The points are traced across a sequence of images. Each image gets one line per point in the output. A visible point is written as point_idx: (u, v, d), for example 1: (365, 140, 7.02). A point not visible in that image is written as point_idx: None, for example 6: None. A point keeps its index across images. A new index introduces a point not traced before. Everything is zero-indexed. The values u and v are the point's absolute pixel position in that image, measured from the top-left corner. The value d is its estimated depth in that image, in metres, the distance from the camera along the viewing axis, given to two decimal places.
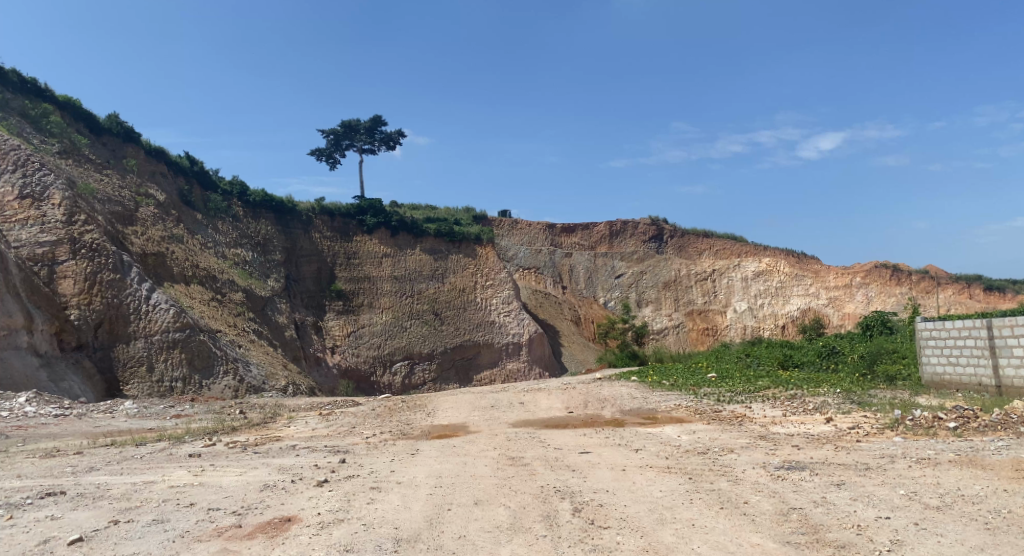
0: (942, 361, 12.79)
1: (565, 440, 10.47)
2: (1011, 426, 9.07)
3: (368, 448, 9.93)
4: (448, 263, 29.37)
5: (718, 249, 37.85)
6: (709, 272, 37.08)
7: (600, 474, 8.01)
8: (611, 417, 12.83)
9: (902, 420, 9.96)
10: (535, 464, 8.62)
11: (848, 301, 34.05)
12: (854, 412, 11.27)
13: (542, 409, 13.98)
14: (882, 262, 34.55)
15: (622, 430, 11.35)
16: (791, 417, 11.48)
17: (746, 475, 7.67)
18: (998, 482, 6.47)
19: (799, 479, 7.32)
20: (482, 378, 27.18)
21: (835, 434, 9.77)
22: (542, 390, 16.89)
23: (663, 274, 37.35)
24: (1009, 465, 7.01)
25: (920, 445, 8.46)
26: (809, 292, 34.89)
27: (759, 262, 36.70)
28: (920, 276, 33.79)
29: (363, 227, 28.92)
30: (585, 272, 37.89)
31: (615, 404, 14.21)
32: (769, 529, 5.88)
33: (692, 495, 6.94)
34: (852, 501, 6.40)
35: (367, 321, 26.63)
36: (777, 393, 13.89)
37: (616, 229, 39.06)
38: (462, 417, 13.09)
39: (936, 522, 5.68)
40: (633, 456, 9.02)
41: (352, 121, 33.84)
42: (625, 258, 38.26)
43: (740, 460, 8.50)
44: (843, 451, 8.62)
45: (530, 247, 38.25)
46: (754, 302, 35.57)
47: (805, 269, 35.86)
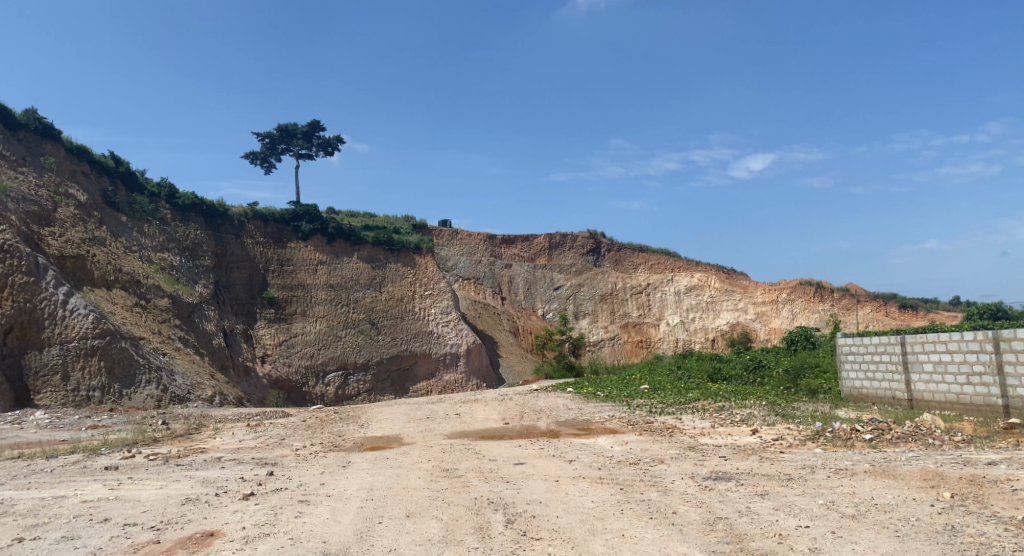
0: (861, 376, 13.44)
1: (499, 451, 10.47)
2: (921, 438, 9.56)
3: (298, 460, 9.70)
4: (386, 272, 29.08)
5: (653, 263, 38.86)
6: (644, 286, 37.88)
7: (534, 485, 8.03)
8: (546, 429, 12.91)
9: (823, 432, 10.38)
10: (469, 475, 8.59)
11: (775, 316, 35.26)
12: (779, 424, 11.67)
13: (477, 421, 13.95)
14: (807, 279, 35.92)
15: (557, 442, 11.43)
16: (719, 428, 11.81)
17: (675, 485, 7.83)
18: (908, 491, 6.80)
19: (724, 489, 7.53)
20: (418, 389, 26.96)
21: (760, 445, 10.10)
22: (478, 401, 16.85)
23: (600, 287, 37.92)
24: (919, 475, 7.38)
25: (839, 456, 8.82)
26: (738, 307, 36.02)
27: (691, 276, 37.74)
28: (841, 294, 35.29)
29: (297, 234, 28.31)
30: (524, 284, 38.16)
31: (551, 415, 14.30)
32: (696, 538, 6.02)
33: (623, 506, 7.03)
34: (775, 511, 6.61)
35: (300, 330, 26.05)
36: (707, 405, 14.25)
37: (555, 242, 39.46)
38: (397, 429, 12.95)
39: (851, 530, 5.93)
40: (566, 467, 9.09)
41: (289, 125, 33.18)
42: (563, 270, 38.72)
43: (670, 471, 8.67)
44: (767, 462, 8.91)
45: (470, 257, 38.23)
46: (686, 316, 36.47)
47: (734, 285, 37.02)
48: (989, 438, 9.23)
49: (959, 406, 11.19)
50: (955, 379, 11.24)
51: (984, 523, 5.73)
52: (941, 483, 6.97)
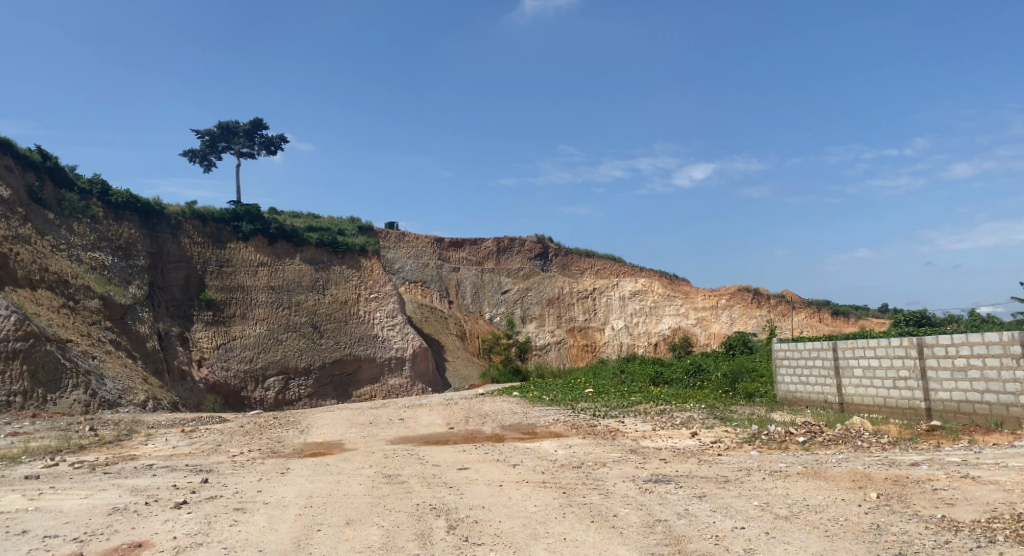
0: (796, 381, 13.91)
1: (443, 456, 10.41)
2: (850, 440, 9.93)
3: (235, 467, 9.44)
4: (330, 274, 28.63)
5: (599, 268, 39.24)
6: (590, 291, 38.30)
7: (476, 490, 8.02)
8: (491, 433, 12.91)
9: (759, 435, 10.68)
10: (412, 481, 8.51)
11: (714, 321, 36.11)
12: (717, 427, 11.96)
13: (422, 425, 13.85)
14: (745, 286, 36.92)
15: (501, 445, 11.45)
16: (660, 431, 12.02)
17: (617, 488, 7.93)
18: (838, 492, 7.05)
19: (664, 492, 7.66)
20: (362, 393, 26.57)
21: (699, 448, 10.33)
22: (423, 406, 16.72)
23: (547, 291, 38.18)
24: (848, 476, 7.66)
25: (773, 458, 9.09)
26: (679, 312, 36.78)
27: (636, 282, 38.32)
28: (777, 300, 36.36)
29: (237, 234, 27.59)
30: (471, 287, 38.09)
31: (495, 420, 14.30)
32: (635, 541, 6.10)
33: (565, 510, 7.07)
34: (712, 512, 6.77)
35: (239, 333, 25.41)
36: (648, 408, 14.47)
37: (503, 246, 39.49)
38: (339, 434, 12.73)
39: (784, 530, 6.10)
40: (510, 471, 9.10)
41: (230, 123, 32.36)
42: (511, 274, 38.82)
43: (612, 473, 8.78)
44: (705, 464, 9.12)
45: (417, 260, 37.97)
46: (630, 321, 37.02)
47: (676, 290, 37.75)
48: (912, 440, 9.66)
49: (887, 409, 11.66)
50: (883, 383, 11.71)
51: (906, 522, 5.97)
52: (868, 483, 7.26)
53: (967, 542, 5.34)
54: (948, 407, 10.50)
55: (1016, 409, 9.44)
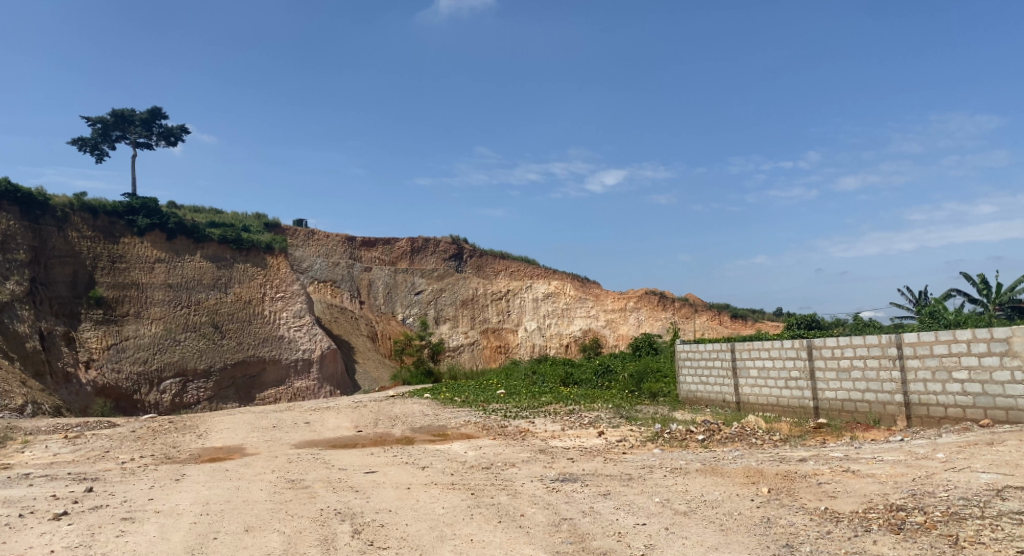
0: (697, 382, 14.52)
1: (349, 460, 10.20)
2: (746, 437, 10.42)
3: (124, 474, 8.92)
4: (233, 272, 27.54)
5: (514, 270, 39.53)
6: (504, 292, 38.52)
7: (384, 493, 7.90)
8: (401, 435, 12.76)
9: (661, 433, 11.05)
10: (317, 486, 8.29)
11: (623, 323, 37.05)
12: (623, 426, 12.28)
13: (329, 429, 13.53)
14: (652, 289, 38.10)
15: (410, 448, 11.32)
16: (569, 430, 12.24)
17: (525, 488, 8.01)
18: (732, 488, 7.37)
19: (571, 491, 7.79)
20: (266, 396, 25.64)
21: (605, 446, 10.58)
22: (330, 409, 16.32)
23: (461, 292, 38.12)
24: (742, 472, 8.04)
25: (674, 456, 9.42)
26: (590, 314, 37.51)
27: (549, 284, 38.85)
28: (682, 303, 37.70)
29: (132, 229, 26.15)
30: (384, 288, 37.56)
31: (405, 422, 14.14)
32: (542, 540, 6.17)
33: (473, 511, 7.07)
34: (615, 510, 6.93)
35: (133, 333, 24.05)
36: (558, 409, 14.67)
37: (417, 246, 39.24)
38: (240, 439, 12.23)
39: (683, 526, 6.33)
40: (418, 473, 9.01)
41: (125, 111, 30.55)
42: (424, 275, 38.53)
43: (520, 474, 8.85)
44: (610, 462, 9.34)
45: (327, 259, 37.14)
46: (542, 322, 37.45)
47: (587, 293, 38.54)
48: (801, 437, 10.24)
49: (779, 408, 12.33)
50: (776, 383, 12.37)
51: (793, 514, 6.32)
52: (761, 478, 7.63)
53: (846, 532, 5.69)
54: (834, 405, 11.19)
55: (892, 406, 10.14)
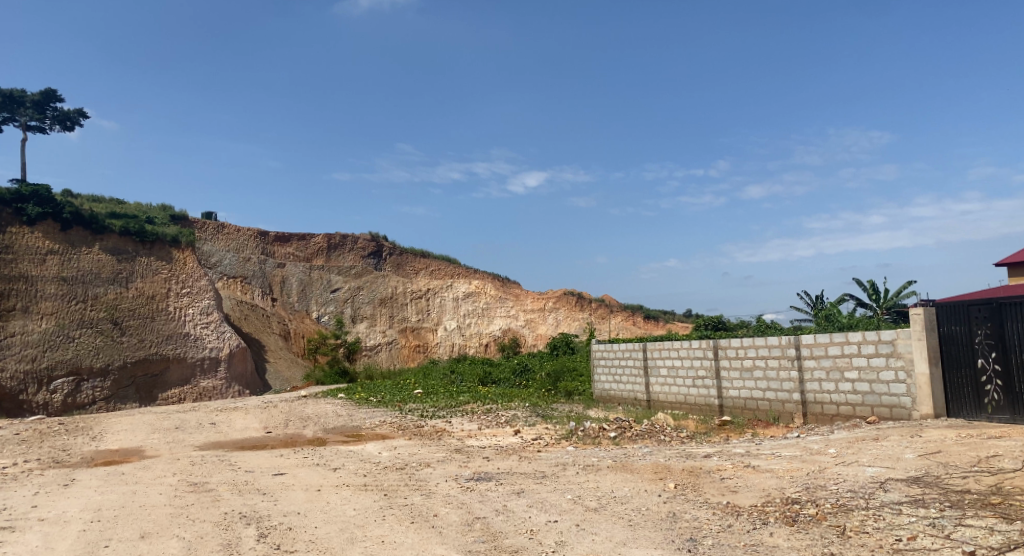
0: (611, 381, 14.91)
1: (258, 461, 9.88)
2: (655, 434, 10.73)
3: (7, 480, 8.31)
4: (135, 266, 26.14)
5: (434, 269, 39.35)
6: (424, 291, 38.22)
7: (293, 496, 7.68)
8: (312, 436, 12.44)
9: (576, 431, 11.23)
10: (221, 489, 7.98)
11: (542, 323, 37.39)
12: (538, 425, 12.40)
13: (236, 430, 13.05)
14: (571, 290, 38.66)
15: (323, 449, 11.06)
16: (485, 429, 12.26)
17: (439, 488, 7.96)
18: (642, 484, 7.57)
19: (485, 490, 7.80)
20: (169, 396, 24.48)
21: (521, 445, 10.65)
22: (239, 409, 15.73)
23: (379, 291, 37.54)
24: (650, 468, 8.27)
25: (587, 453, 9.59)
26: (510, 314, 37.68)
27: (469, 283, 38.80)
28: (599, 304, 38.43)
29: (21, 218, 24.51)
30: (298, 285, 36.58)
31: (318, 423, 13.80)
32: (454, 539, 6.16)
33: (385, 512, 6.99)
34: (528, 508, 6.98)
35: (19, 329, 22.55)
36: (475, 408, 14.68)
37: (334, 243, 38.57)
38: (139, 441, 11.62)
39: (593, 522, 6.45)
40: (329, 475, 8.79)
41: (15, 92, 28.49)
42: (341, 272, 37.76)
43: (435, 474, 8.78)
44: (525, 460, 9.42)
45: (238, 254, 35.87)
46: (462, 322, 37.35)
47: (507, 293, 38.76)
48: (706, 434, 10.64)
49: (687, 406, 12.77)
50: (684, 382, 12.81)
51: (697, 509, 6.55)
52: (668, 474, 7.88)
53: (745, 525, 5.94)
54: (737, 403, 11.69)
55: (790, 405, 10.68)
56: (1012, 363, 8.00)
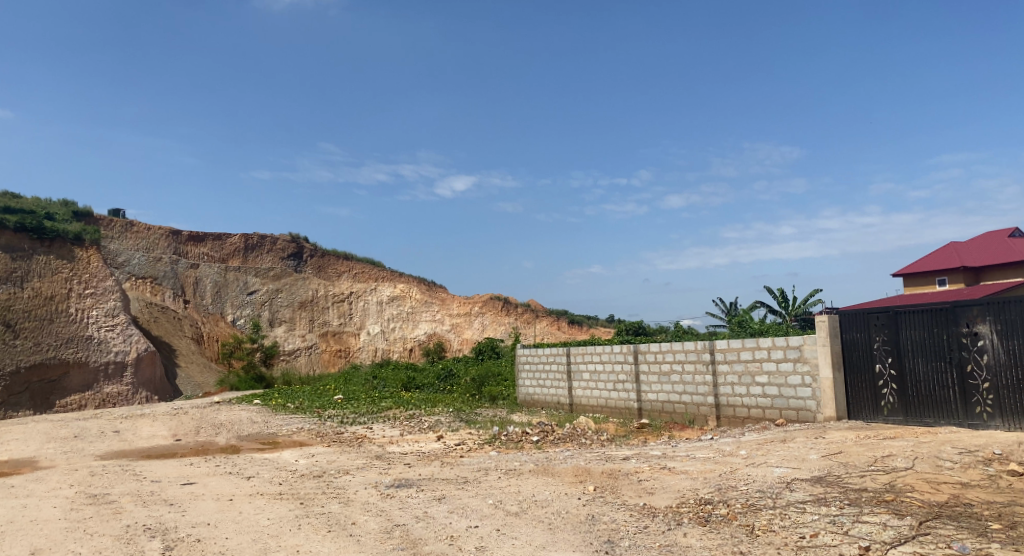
0: (535, 385, 15.06)
1: (165, 471, 9.41)
2: (576, 438, 10.87)
3: None
4: (31, 265, 24.67)
5: (357, 272, 38.74)
6: (346, 294, 37.49)
7: (203, 506, 7.36)
8: (225, 444, 11.98)
9: (498, 436, 11.25)
10: (124, 500, 7.56)
11: (467, 327, 37.25)
12: (461, 430, 12.36)
13: (142, 438, 12.40)
14: (497, 295, 38.74)
15: (236, 457, 10.66)
16: (407, 435, 12.12)
17: (358, 495, 7.80)
18: (562, 487, 7.64)
19: (405, 496, 7.70)
20: (68, 403, 22.86)
21: (443, 450, 10.59)
22: (145, 416, 14.97)
23: (299, 294, 36.59)
24: (571, 471, 8.36)
25: (509, 458, 9.62)
26: (435, 318, 37.40)
27: (394, 287, 38.29)
28: (524, 309, 38.68)
29: None
30: (212, 286, 35.19)
31: (231, 430, 13.30)
32: (372, 548, 6.04)
33: (301, 521, 6.79)
34: (449, 513, 6.93)
35: None
36: (397, 414, 14.50)
37: (252, 243, 37.21)
38: (32, 451, 10.89)
39: (513, 526, 6.46)
40: (242, 484, 8.47)
41: None
42: (259, 274, 36.57)
43: (354, 481, 8.61)
44: (447, 466, 9.36)
45: (147, 254, 34.28)
46: (386, 326, 36.80)
47: (433, 297, 38.51)
48: (625, 437, 10.87)
49: (607, 409, 13.02)
50: (606, 385, 13.05)
51: (615, 511, 6.66)
52: (588, 477, 7.98)
53: (661, 526, 6.08)
54: (655, 406, 11.99)
55: (705, 408, 11.03)
56: (906, 368, 8.49)
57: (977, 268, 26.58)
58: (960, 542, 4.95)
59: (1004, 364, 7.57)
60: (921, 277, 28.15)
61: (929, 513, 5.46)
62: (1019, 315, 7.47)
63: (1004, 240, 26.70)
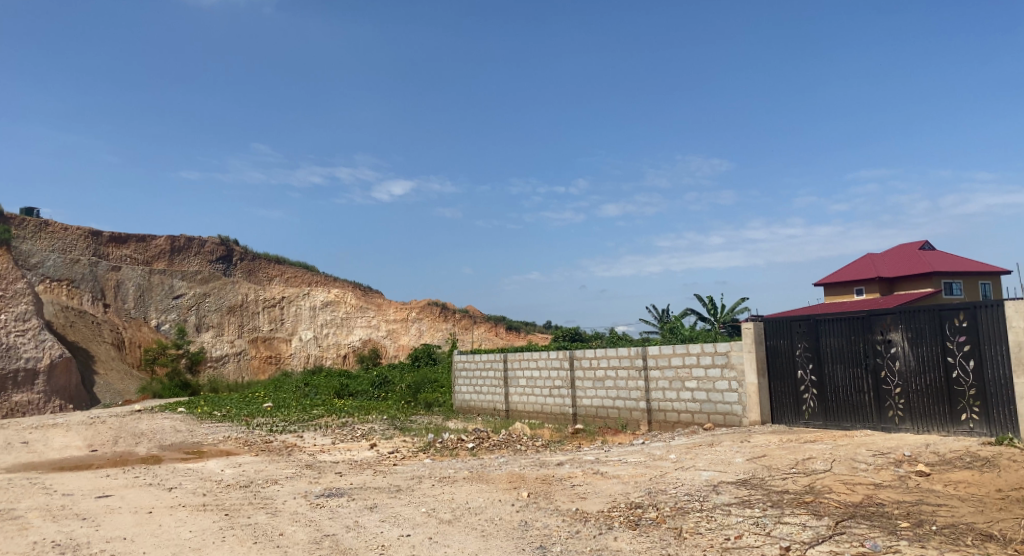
0: (471, 391, 15.03)
1: (79, 483, 8.94)
2: (511, 444, 10.89)
3: None
4: None
5: (288, 277, 38.16)
6: (278, 299, 36.53)
7: (119, 519, 7.02)
8: (146, 454, 11.48)
9: (433, 443, 11.17)
10: (32, 516, 7.13)
11: (404, 333, 36.79)
12: (396, 437, 12.20)
13: (54, 449, 11.75)
14: (434, 300, 38.49)
15: (158, 467, 10.23)
16: (340, 444, 11.89)
17: (286, 506, 7.59)
18: (495, 494, 7.63)
19: (335, 505, 7.54)
20: None
21: (376, 459, 10.43)
22: (57, 426, 14.22)
23: (228, 298, 35.43)
24: (505, 477, 8.36)
25: (443, 465, 9.54)
26: (370, 324, 36.81)
27: (328, 292, 37.53)
28: (461, 315, 38.53)
29: None
30: (135, 290, 33.77)
31: (153, 439, 12.77)
32: None
33: (225, 533, 6.56)
34: (380, 523, 6.82)
35: None
36: (329, 421, 14.21)
37: (179, 246, 36.23)
38: None
39: (446, 534, 6.41)
40: (163, 495, 8.13)
41: None
42: (186, 277, 35.25)
43: (283, 491, 8.38)
44: (380, 474, 9.21)
45: (64, 255, 32.86)
46: (319, 332, 35.99)
47: (369, 303, 37.92)
48: (560, 442, 10.96)
49: (543, 415, 13.11)
50: (542, 391, 13.13)
51: (548, 516, 6.69)
52: (521, 483, 8.00)
53: (592, 531, 6.14)
54: (589, 412, 12.13)
55: (637, 413, 11.23)
56: (825, 374, 8.86)
57: (892, 278, 27.98)
58: (872, 540, 5.17)
59: (913, 370, 7.97)
60: (842, 286, 29.45)
61: (845, 513, 5.70)
62: (927, 323, 7.86)
63: (916, 252, 28.24)
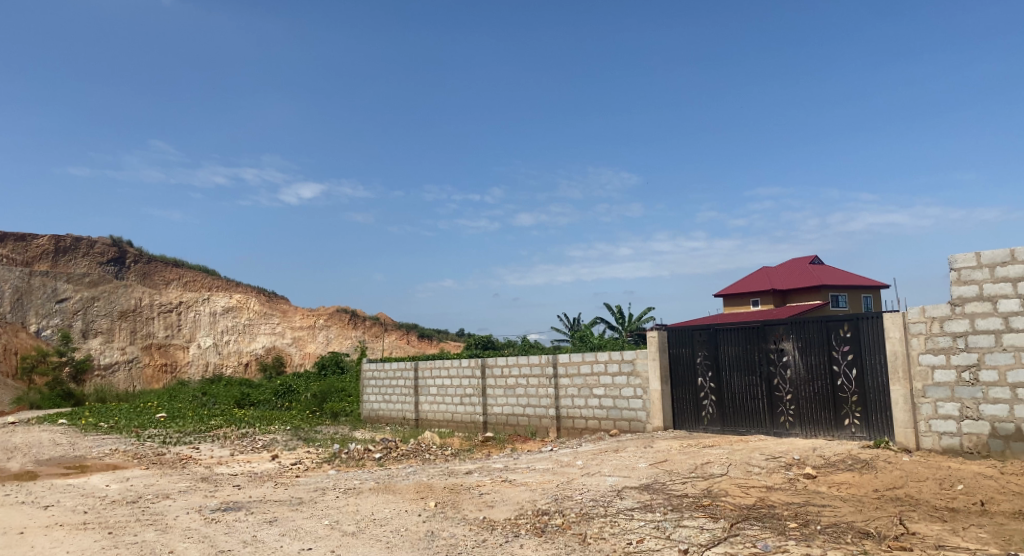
0: (379, 400, 14.80)
1: None
2: (420, 453, 10.76)
3: None
4: None
5: (187, 281, 36.25)
6: (174, 305, 34.67)
7: None
8: (20, 470, 10.59)
9: (339, 454, 10.88)
10: None
11: (311, 341, 35.74)
12: (299, 448, 11.82)
13: None
14: (344, 307, 37.69)
15: (33, 484, 9.46)
16: (239, 455, 11.40)
17: (178, 521, 7.19)
18: (402, 504, 7.50)
19: (232, 520, 7.21)
20: None
21: (277, 471, 10.04)
22: None
23: (120, 303, 33.35)
24: (412, 487, 8.24)
25: (349, 476, 9.30)
26: (275, 331, 35.56)
27: (229, 298, 36.03)
28: (372, 322, 37.88)
29: None
30: (13, 293, 31.35)
31: (28, 454, 11.79)
32: None
33: (107, 552, 6.13)
34: (280, 537, 6.57)
35: None
36: (228, 433, 13.63)
37: (65, 246, 33.95)
38: None
39: (349, 547, 6.24)
40: (38, 514, 7.52)
41: None
42: (72, 279, 32.92)
43: (175, 506, 7.93)
44: (281, 487, 8.86)
45: None
46: (219, 339, 34.49)
47: (273, 309, 36.70)
48: (469, 450, 10.92)
49: (453, 423, 13.05)
50: (452, 400, 13.06)
51: (454, 526, 6.64)
52: (429, 493, 7.90)
53: (498, 539, 6.14)
54: (499, 419, 12.17)
55: (546, 420, 11.36)
56: (723, 381, 9.23)
57: (784, 291, 29.60)
58: (763, 541, 5.42)
59: (803, 378, 8.44)
60: (739, 298, 30.91)
61: (740, 516, 5.95)
62: (816, 334, 8.35)
63: (806, 267, 29.95)
